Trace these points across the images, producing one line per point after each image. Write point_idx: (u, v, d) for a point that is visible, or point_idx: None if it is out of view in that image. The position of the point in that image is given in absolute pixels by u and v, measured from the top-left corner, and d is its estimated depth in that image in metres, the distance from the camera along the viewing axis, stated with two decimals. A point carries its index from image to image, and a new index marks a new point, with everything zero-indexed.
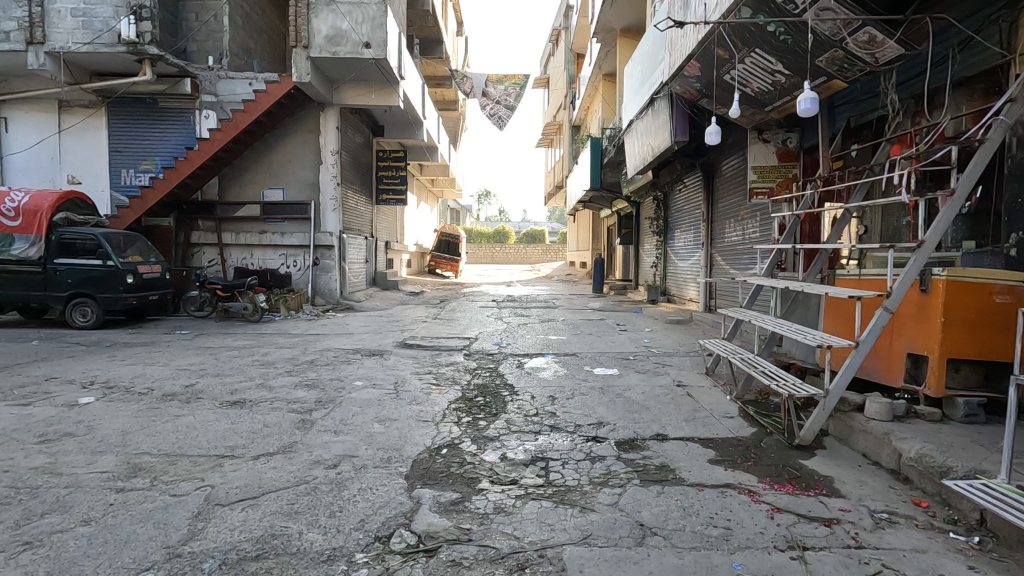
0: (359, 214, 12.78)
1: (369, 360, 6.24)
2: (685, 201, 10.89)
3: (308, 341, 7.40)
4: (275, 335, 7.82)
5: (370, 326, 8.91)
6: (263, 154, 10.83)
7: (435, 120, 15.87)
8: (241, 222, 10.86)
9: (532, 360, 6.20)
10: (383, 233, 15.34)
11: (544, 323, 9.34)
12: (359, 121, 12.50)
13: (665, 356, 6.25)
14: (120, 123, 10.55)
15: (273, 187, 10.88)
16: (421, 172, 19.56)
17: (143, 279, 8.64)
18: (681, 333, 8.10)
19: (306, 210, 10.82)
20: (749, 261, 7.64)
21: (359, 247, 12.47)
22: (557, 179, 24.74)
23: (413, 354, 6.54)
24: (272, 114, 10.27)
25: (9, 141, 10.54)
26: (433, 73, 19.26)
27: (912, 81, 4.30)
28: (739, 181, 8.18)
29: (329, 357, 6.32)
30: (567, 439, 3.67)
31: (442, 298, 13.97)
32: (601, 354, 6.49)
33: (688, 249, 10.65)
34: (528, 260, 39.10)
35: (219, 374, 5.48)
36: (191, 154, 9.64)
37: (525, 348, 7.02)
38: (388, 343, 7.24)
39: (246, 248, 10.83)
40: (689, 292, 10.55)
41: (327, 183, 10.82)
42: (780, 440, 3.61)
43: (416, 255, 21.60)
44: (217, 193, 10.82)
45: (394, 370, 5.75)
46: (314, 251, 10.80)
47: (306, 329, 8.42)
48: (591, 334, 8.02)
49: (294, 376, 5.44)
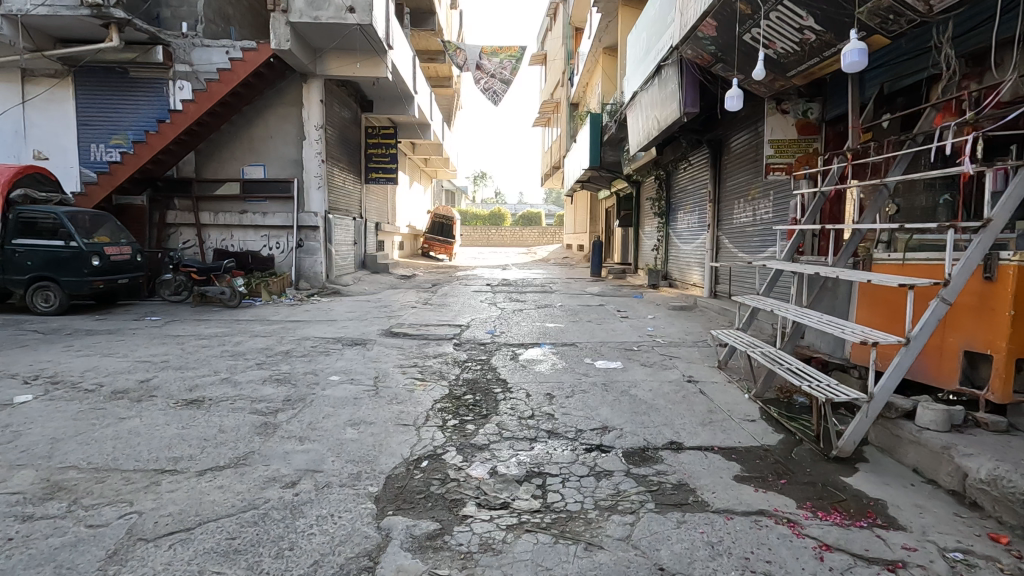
0: (347, 193, 12.17)
1: (351, 350, 5.73)
2: (689, 180, 10.33)
3: (287, 328, 6.87)
4: (253, 322, 7.29)
5: (356, 311, 8.41)
6: (241, 129, 10.17)
7: (428, 95, 15.17)
8: (220, 202, 10.25)
9: (528, 351, 5.70)
10: (372, 214, 14.73)
11: (540, 309, 8.83)
12: (346, 95, 11.81)
13: (671, 347, 5.77)
14: (89, 94, 9.86)
15: (253, 164, 10.26)
16: (414, 151, 18.86)
17: (111, 261, 8.06)
18: (687, 321, 7.62)
19: (290, 188, 10.22)
20: (761, 244, 7.17)
21: (346, 228, 11.90)
22: (554, 159, 24.07)
23: (400, 344, 6.04)
24: (250, 85, 9.60)
25: None
26: (426, 46, 18.46)
27: (973, 34, 3.70)
28: (751, 158, 7.67)
29: (306, 348, 5.79)
30: (568, 449, 3.17)
31: (435, 281, 13.45)
32: (603, 344, 5.99)
33: (692, 231, 10.15)
34: (524, 243, 38.50)
35: (181, 367, 4.95)
36: (163, 127, 8.99)
37: (521, 337, 6.52)
38: (373, 331, 6.73)
39: (226, 229, 10.24)
40: (693, 277, 10.06)
41: (311, 160, 10.19)
42: (813, 451, 3.12)
43: (409, 237, 21.01)
44: (194, 170, 10.19)
45: (376, 363, 5.24)
46: (297, 232, 10.22)
47: (286, 315, 7.90)
48: (591, 322, 7.52)
49: (266, 370, 4.93)
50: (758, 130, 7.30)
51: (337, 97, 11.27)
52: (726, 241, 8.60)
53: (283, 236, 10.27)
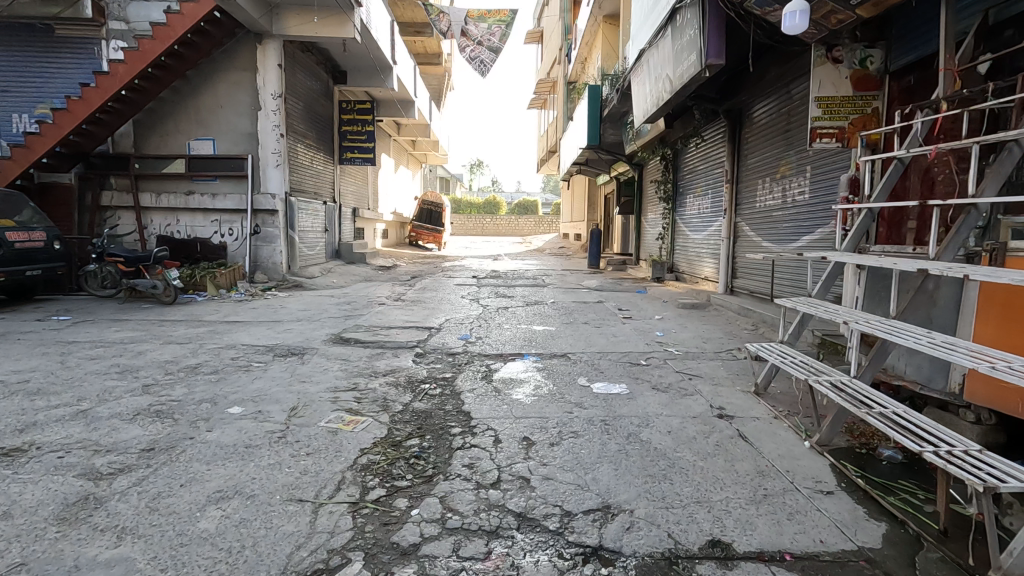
0: (315, 174, 10.87)
1: (279, 366, 4.46)
2: (700, 159, 9.08)
3: (214, 333, 5.60)
4: (178, 324, 6.00)
5: (311, 309, 7.17)
6: (187, 97, 8.84)
7: (410, 68, 13.80)
8: (164, 181, 8.94)
9: (506, 367, 4.44)
10: (349, 198, 13.41)
11: (529, 307, 7.59)
12: (313, 63, 10.47)
13: (689, 362, 4.53)
14: (8, 55, 8.47)
15: (201, 138, 8.94)
16: (398, 132, 17.47)
17: (17, 249, 6.77)
18: (702, 323, 6.39)
19: (242, 166, 8.90)
20: (795, 232, 5.96)
21: (314, 213, 10.62)
22: (551, 143, 22.68)
23: (346, 356, 4.79)
24: (192, 44, 8.25)
25: None
26: (411, 18, 17.02)
27: None
28: (779, 128, 6.44)
29: (222, 361, 4.53)
30: (544, 559, 1.94)
31: (416, 273, 12.21)
32: (601, 356, 4.76)
33: (703, 217, 8.92)
34: (519, 232, 37.13)
35: (38, 392, 3.69)
36: (88, 93, 7.65)
37: (501, 344, 5.28)
38: (320, 336, 5.48)
39: (171, 212, 8.94)
40: (704, 270, 8.86)
41: (267, 134, 8.87)
42: (950, 563, 1.91)
43: (394, 224, 19.70)
44: (133, 145, 8.87)
45: (304, 384, 3.99)
46: (253, 216, 8.95)
47: (226, 314, 6.65)
48: (588, 324, 6.28)
49: (150, 396, 3.68)
50: (793, 92, 6.04)
51: (301, 64, 9.92)
52: (746, 227, 7.39)
53: (236, 220, 8.98)
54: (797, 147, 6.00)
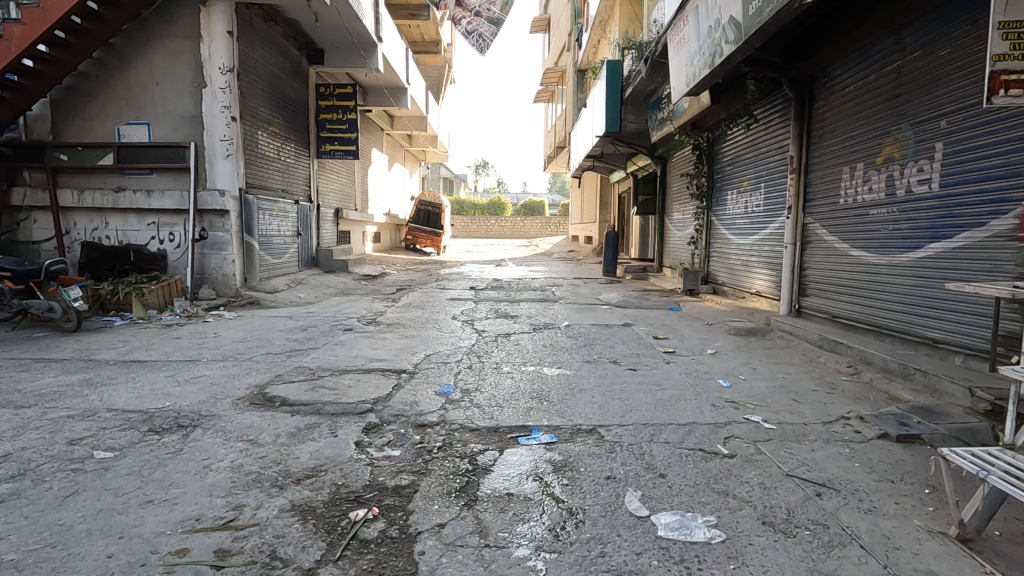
0: (283, 167, 9.21)
1: (135, 460, 2.74)
2: (749, 145, 7.32)
3: (86, 385, 3.90)
4: (48, 368, 4.31)
5: (250, 339, 5.45)
6: (115, 72, 7.21)
7: (401, 49, 12.15)
8: (89, 176, 7.31)
9: (499, 464, 2.71)
10: (329, 197, 11.72)
11: (537, 335, 5.82)
12: (278, 35, 8.85)
13: (800, 454, 2.78)
14: None
15: (134, 123, 7.30)
16: (391, 125, 15.86)
17: None
18: (776, 363, 4.63)
19: (184, 157, 7.24)
20: (912, 240, 4.24)
21: (281, 215, 8.96)
22: (559, 137, 20.88)
23: (252, 437, 3.05)
24: (113, 2, 6.60)
25: None
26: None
27: None
28: (877, 96, 4.72)
29: (46, 451, 2.81)
30: None
31: (405, 284, 10.50)
32: (654, 436, 3.02)
33: (753, 218, 7.17)
34: (525, 234, 35.28)
35: None
36: None
37: (498, 407, 3.52)
38: (231, 394, 3.75)
39: (97, 213, 7.30)
40: (754, 282, 7.12)
41: (214, 117, 7.22)
42: None
43: (388, 227, 18.01)
44: (50, 131, 7.24)
45: (148, 509, 2.27)
46: (197, 218, 7.29)
47: (130, 349, 4.94)
48: (619, 366, 4.52)
49: None
50: (906, 42, 4.34)
51: (261, 36, 8.28)
52: (819, 229, 5.64)
53: (177, 223, 7.32)
54: (912, 118, 4.29)
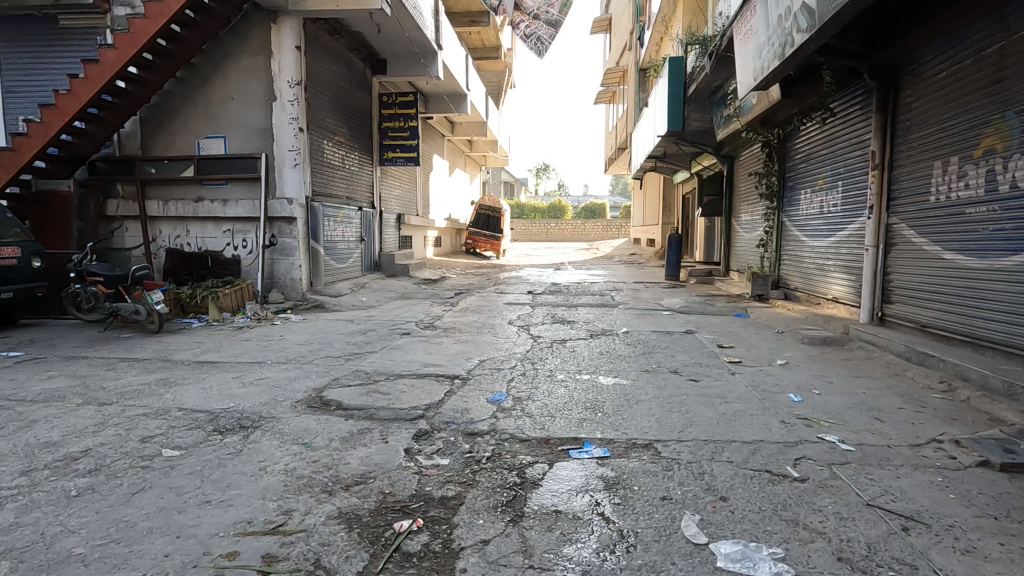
0: (347, 175, 9.53)
1: (198, 460, 2.85)
2: (825, 140, 6.84)
3: (161, 384, 4.14)
4: (129, 367, 4.62)
5: (312, 342, 5.62)
6: (196, 89, 7.71)
7: (461, 56, 12.30)
8: (172, 187, 7.84)
9: (548, 478, 2.61)
10: (392, 203, 12.02)
11: (593, 341, 5.66)
12: (343, 48, 9.18)
13: (882, 481, 2.51)
14: (12, 53, 8.45)
15: (212, 136, 7.76)
16: (450, 131, 16.12)
17: None
18: (855, 377, 4.25)
19: (256, 167, 7.63)
20: (1018, 240, 3.78)
21: (345, 221, 9.26)
22: (621, 138, 20.48)
23: (306, 441, 3.10)
24: (193, 24, 7.06)
25: None
26: (464, 6, 15.53)
27: None
28: (974, 82, 4.26)
29: (121, 448, 2.99)
30: None
31: (464, 288, 10.58)
32: (715, 454, 2.81)
33: (830, 218, 6.67)
34: (586, 237, 34.83)
35: None
36: (75, 84, 6.57)
37: (549, 418, 3.42)
38: (291, 396, 3.85)
39: (180, 222, 7.82)
40: (831, 288, 6.62)
41: (283, 129, 7.57)
42: None
43: (449, 231, 18.30)
44: (139, 146, 7.83)
45: (204, 510, 2.35)
46: (268, 225, 7.64)
47: (203, 350, 5.23)
48: (679, 377, 4.29)
49: None
50: (1009, 20, 3.88)
51: (327, 49, 8.61)
52: (906, 230, 5.15)
53: (249, 230, 7.71)
54: (1018, 104, 3.82)
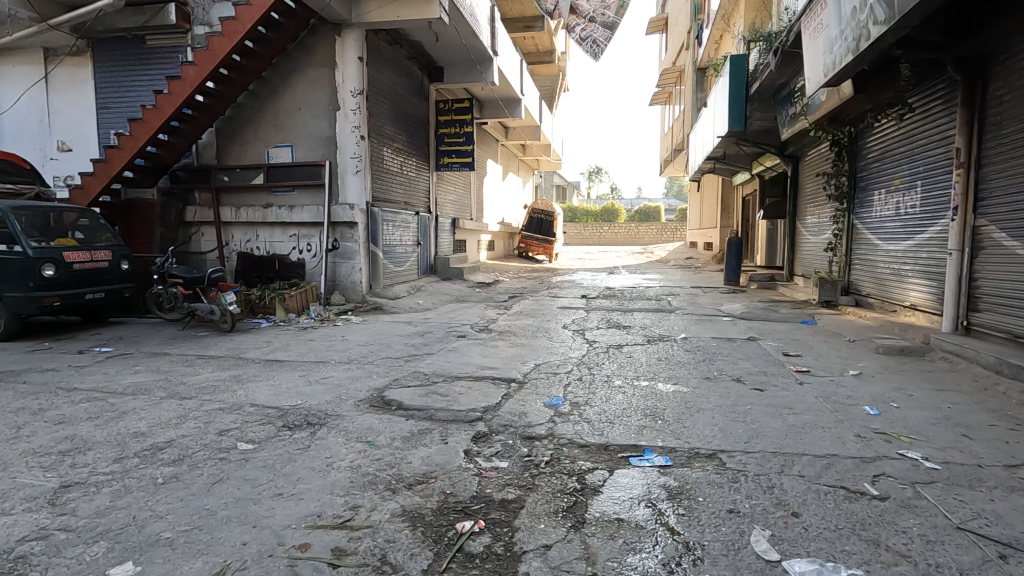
0: (405, 181, 9.78)
1: (271, 453, 3.00)
2: (903, 137, 6.43)
3: (235, 381, 4.37)
4: (207, 364, 4.92)
5: (372, 343, 5.80)
6: (266, 101, 8.12)
7: (516, 61, 12.38)
8: (244, 194, 8.29)
9: (608, 485, 2.57)
10: (447, 208, 12.23)
11: (651, 347, 5.55)
12: (402, 57, 9.45)
13: (973, 504, 2.32)
14: (105, 72, 9.21)
15: (280, 145, 8.16)
16: (505, 136, 16.26)
17: (74, 271, 6.33)
18: (937, 390, 3.97)
19: (321, 174, 7.95)
20: None
21: (403, 225, 9.50)
22: (677, 139, 20.02)
23: (370, 439, 3.20)
24: (264, 40, 7.45)
25: None
26: (519, 12, 15.64)
27: None
28: None
29: (201, 440, 3.18)
30: None
31: (517, 292, 10.63)
32: (784, 468, 2.70)
33: (908, 220, 6.27)
34: (640, 241, 34.24)
35: None
36: (160, 100, 7.06)
37: (608, 424, 3.38)
38: (354, 396, 3.98)
39: (250, 227, 8.25)
40: (908, 294, 6.21)
41: (346, 137, 7.86)
42: None
43: (502, 235, 18.45)
44: (215, 156, 8.32)
45: (277, 502, 2.46)
46: (331, 230, 7.94)
47: (272, 349, 5.50)
48: (743, 385, 4.14)
49: (47, 513, 2.38)
50: None
51: (387, 58, 8.88)
52: (996, 233, 4.77)
53: (314, 234, 8.05)
54: None
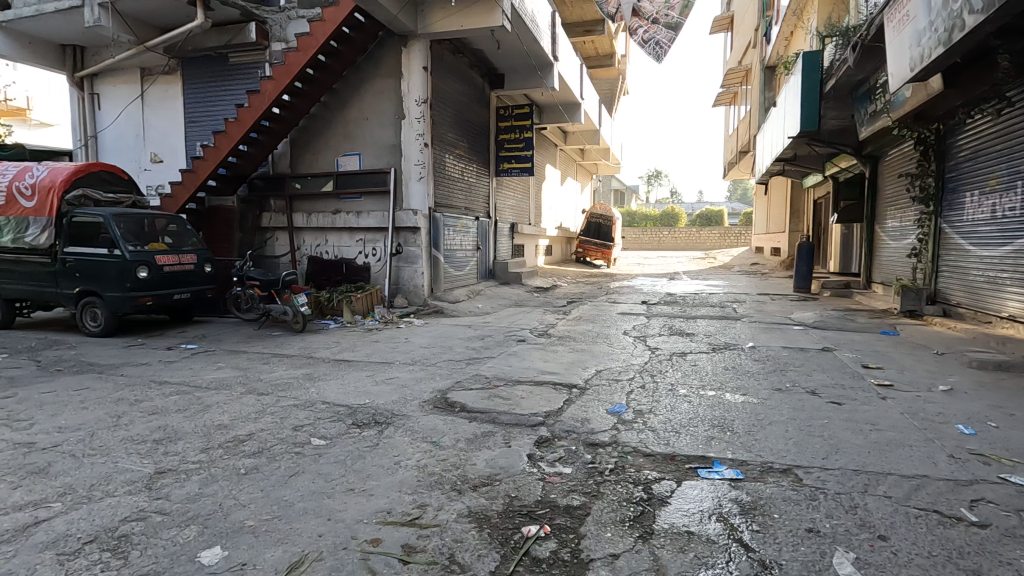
0: (466, 186, 9.95)
1: (341, 450, 3.11)
2: (1001, 133, 5.93)
3: (307, 378, 4.58)
4: (282, 362, 5.19)
5: (434, 345, 5.92)
6: (336, 111, 8.50)
7: (576, 66, 12.36)
8: (315, 200, 8.69)
9: (675, 496, 2.51)
10: (506, 213, 12.34)
11: (717, 356, 5.37)
12: (465, 66, 9.64)
13: None
14: (192, 88, 9.92)
15: (349, 154, 8.50)
16: (564, 140, 16.23)
17: (164, 273, 6.83)
18: None
19: (386, 181, 8.22)
20: None
21: (463, 230, 9.66)
22: (742, 140, 19.32)
23: (435, 439, 3.27)
24: (335, 53, 7.81)
25: (101, 117, 10.66)
26: (580, 17, 15.60)
27: None
28: None
29: (278, 434, 3.35)
30: None
31: (576, 297, 10.55)
32: (868, 488, 2.53)
33: (1006, 225, 5.76)
34: (702, 246, 33.24)
35: (40, 472, 2.86)
36: (241, 113, 7.53)
37: (674, 434, 3.29)
38: (418, 396, 4.08)
39: (320, 232, 8.63)
40: (1006, 305, 5.70)
41: (411, 144, 8.09)
42: None
43: (560, 240, 18.41)
44: (289, 165, 8.78)
45: (349, 497, 2.55)
46: (395, 235, 8.18)
47: (340, 349, 5.72)
48: (818, 399, 3.92)
49: (144, 496, 2.58)
50: None
51: (450, 67, 9.09)
52: None
53: (379, 239, 8.32)
54: None
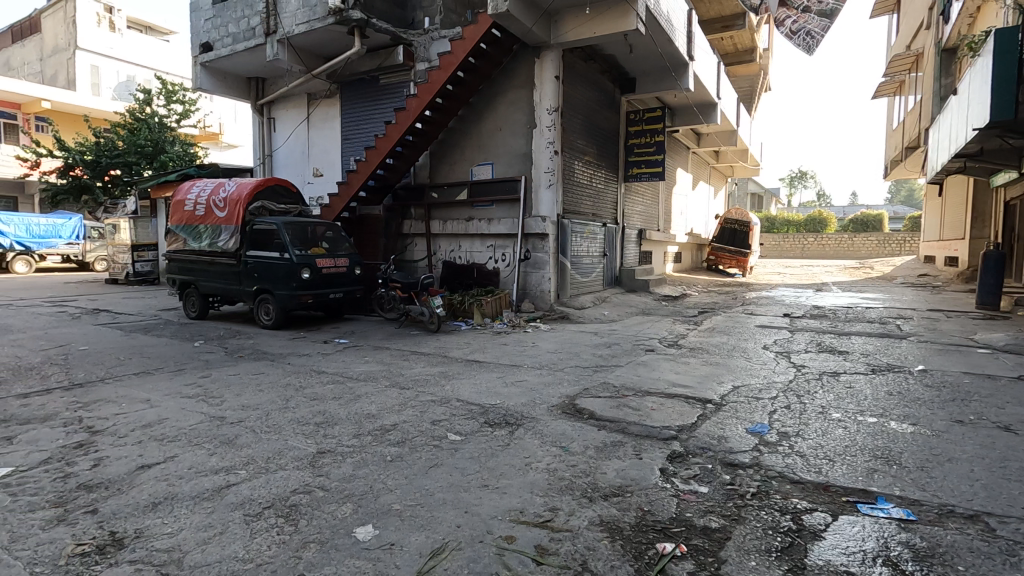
0: (594, 193, 9.91)
1: (475, 447, 3.25)
2: None
3: (443, 376, 4.86)
4: (420, 359, 5.56)
5: (561, 351, 5.97)
6: (472, 123, 8.95)
7: (714, 64, 11.79)
8: (450, 208, 9.21)
9: (831, 531, 2.27)
10: (634, 220, 12.07)
11: (877, 378, 4.78)
12: (596, 72, 9.64)
13: None
14: (347, 109, 11.05)
15: (482, 163, 8.89)
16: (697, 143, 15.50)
17: (323, 274, 7.68)
18: None
19: (517, 189, 8.48)
20: None
21: (590, 237, 9.63)
22: (910, 135, 17.04)
23: (565, 445, 3.28)
24: (473, 68, 8.24)
25: (275, 138, 12.27)
26: (719, 13, 14.86)
27: None
28: None
29: (419, 427, 3.59)
30: None
31: (708, 307, 10.00)
32: None
33: None
34: (856, 255, 29.77)
35: (230, 442, 3.35)
36: (389, 129, 8.24)
37: (827, 461, 2.99)
38: (547, 401, 4.14)
39: (454, 237, 9.12)
40: None
41: (541, 152, 8.26)
42: None
43: (690, 247, 17.61)
44: (429, 175, 9.40)
45: (484, 493, 2.66)
46: (524, 241, 8.40)
47: (471, 350, 5.99)
48: (1015, 436, 3.31)
49: (309, 472, 2.91)
50: None
51: (582, 75, 9.15)
52: None
53: (508, 245, 8.59)
54: None
